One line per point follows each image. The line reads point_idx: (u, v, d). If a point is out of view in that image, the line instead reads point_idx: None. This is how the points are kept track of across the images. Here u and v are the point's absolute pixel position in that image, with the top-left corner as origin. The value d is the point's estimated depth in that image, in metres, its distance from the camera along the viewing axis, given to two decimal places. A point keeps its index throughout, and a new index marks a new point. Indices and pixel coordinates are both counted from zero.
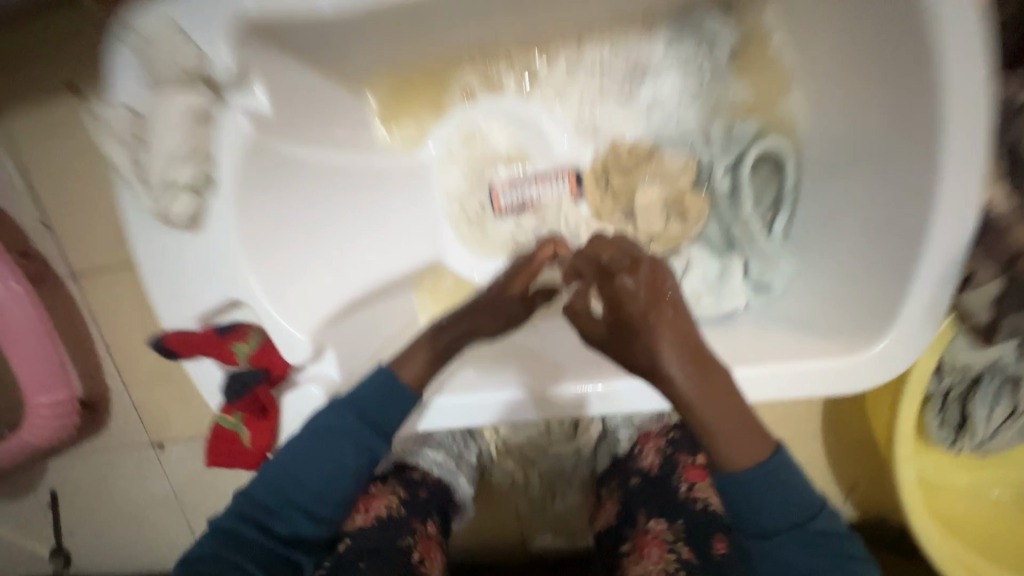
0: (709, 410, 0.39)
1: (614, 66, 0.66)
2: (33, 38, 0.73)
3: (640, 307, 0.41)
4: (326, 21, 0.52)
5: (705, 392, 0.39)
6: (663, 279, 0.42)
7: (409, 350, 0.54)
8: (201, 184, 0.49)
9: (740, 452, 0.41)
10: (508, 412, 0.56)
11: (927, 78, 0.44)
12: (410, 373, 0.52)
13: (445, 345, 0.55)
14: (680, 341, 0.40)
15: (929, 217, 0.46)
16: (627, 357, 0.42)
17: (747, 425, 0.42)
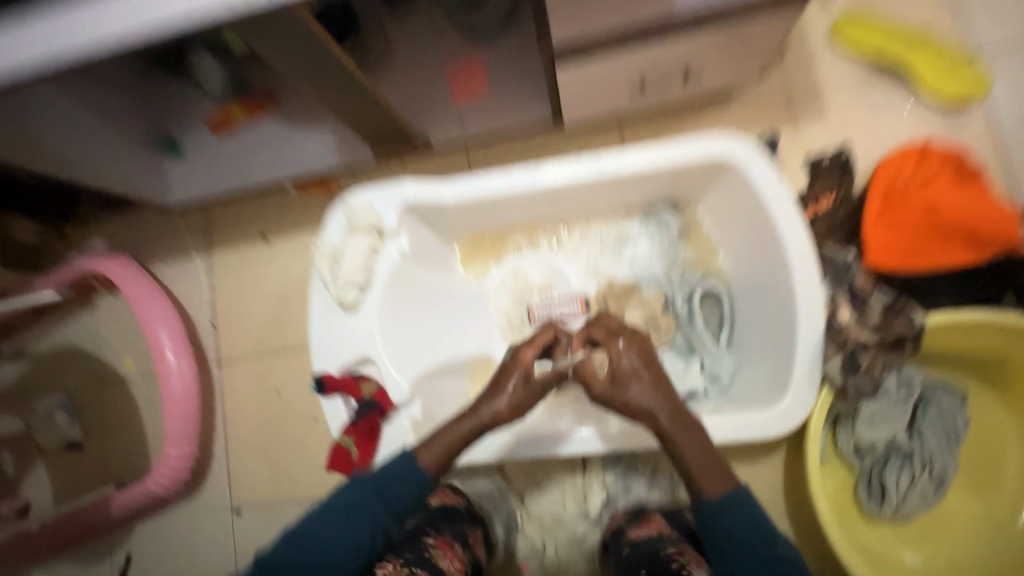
0: (687, 445, 0.62)
1: (608, 236, 1.01)
2: (253, 212, 1.22)
3: (634, 369, 0.67)
4: (447, 205, 0.89)
5: (683, 433, 0.63)
6: (640, 350, 0.68)
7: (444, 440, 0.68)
8: (365, 285, 0.85)
9: (710, 481, 0.60)
10: (543, 446, 0.81)
11: (779, 247, 0.80)
12: (426, 462, 0.67)
13: (464, 435, 0.69)
14: (662, 395, 0.65)
15: (794, 323, 0.77)
16: (629, 401, 0.66)
17: (712, 462, 0.61)
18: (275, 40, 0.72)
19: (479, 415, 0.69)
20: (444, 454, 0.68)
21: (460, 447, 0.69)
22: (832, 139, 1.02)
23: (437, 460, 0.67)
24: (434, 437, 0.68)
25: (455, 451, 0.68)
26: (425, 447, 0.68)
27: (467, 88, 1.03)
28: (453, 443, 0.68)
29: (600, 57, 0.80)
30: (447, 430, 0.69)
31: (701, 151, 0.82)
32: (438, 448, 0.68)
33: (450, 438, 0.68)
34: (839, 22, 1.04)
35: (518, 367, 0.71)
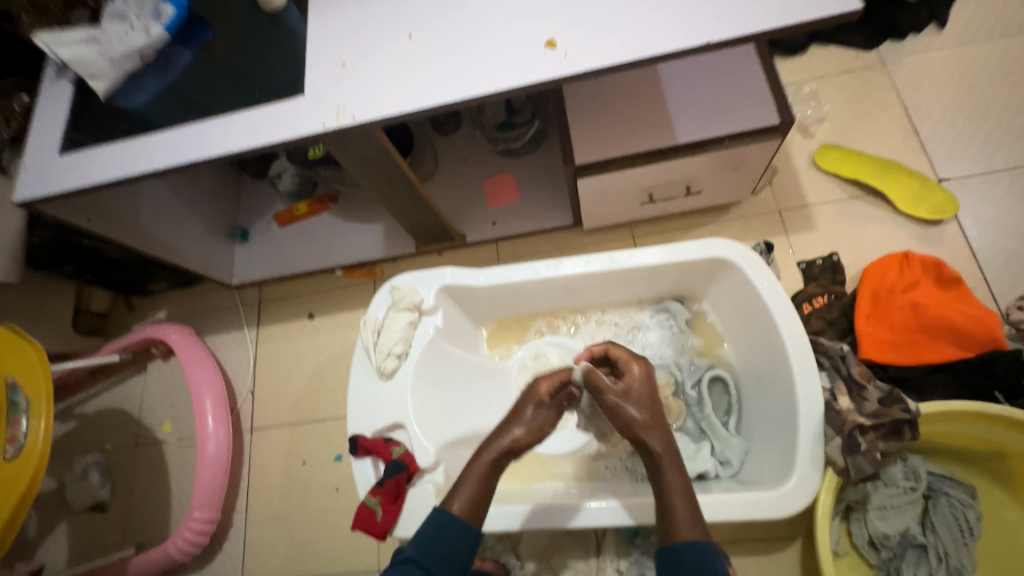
0: (670, 482, 0.63)
1: (622, 324, 1.11)
2: (301, 291, 1.35)
3: (638, 399, 0.69)
4: (479, 288, 1.00)
5: (670, 468, 0.64)
6: (648, 382, 0.72)
7: (473, 477, 0.65)
8: (402, 356, 0.92)
9: (687, 524, 0.60)
10: (553, 518, 0.80)
11: (776, 335, 0.87)
12: (458, 505, 0.63)
13: (489, 467, 0.66)
14: (661, 430, 0.67)
15: (795, 407, 0.82)
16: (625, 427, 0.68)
17: (691, 508, 0.61)
18: (356, 154, 0.90)
19: (497, 444, 0.68)
20: (477, 494, 0.64)
21: (489, 484, 0.66)
22: (822, 248, 1.16)
23: (470, 499, 0.63)
24: (463, 477, 0.65)
25: (484, 489, 0.65)
26: (456, 490, 0.64)
27: (500, 197, 1.28)
28: (483, 480, 0.65)
29: (617, 173, 0.97)
30: (472, 472, 0.66)
31: (703, 250, 0.93)
32: (470, 487, 0.64)
33: (478, 475, 0.65)
34: (819, 152, 1.22)
35: (530, 399, 0.73)
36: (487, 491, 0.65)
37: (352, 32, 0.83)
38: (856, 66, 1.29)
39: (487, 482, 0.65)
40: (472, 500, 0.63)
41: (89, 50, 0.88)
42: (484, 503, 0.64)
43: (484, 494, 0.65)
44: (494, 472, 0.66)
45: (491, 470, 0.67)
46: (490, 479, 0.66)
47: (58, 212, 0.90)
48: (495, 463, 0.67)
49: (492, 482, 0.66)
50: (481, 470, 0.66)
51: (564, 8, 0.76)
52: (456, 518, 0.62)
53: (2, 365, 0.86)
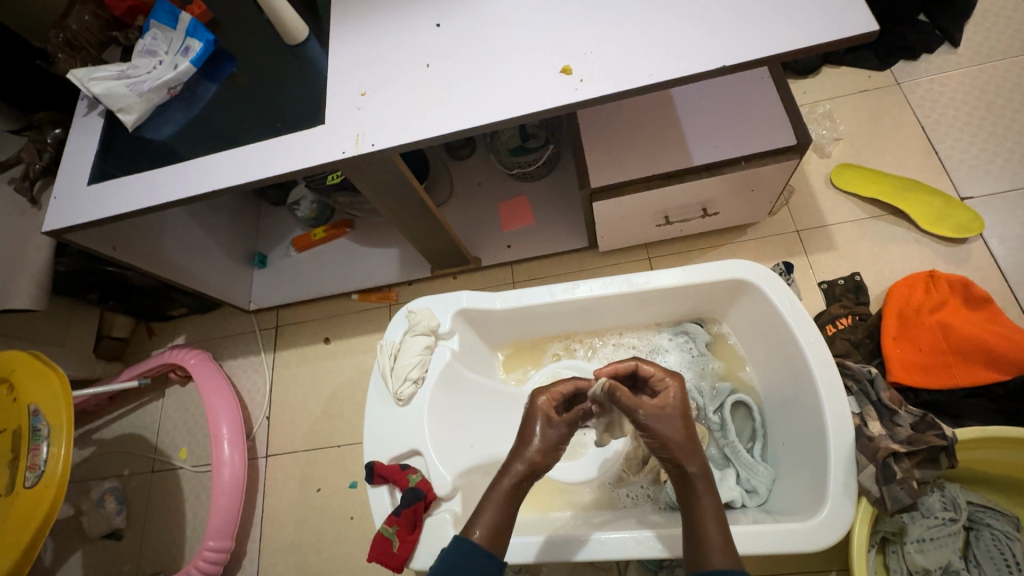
0: (703, 504, 0.63)
1: (640, 347, 1.09)
2: (317, 315, 1.36)
3: (674, 417, 0.68)
4: (495, 311, 0.99)
5: (705, 491, 0.63)
6: (683, 401, 0.70)
7: (492, 503, 0.64)
8: (418, 381, 0.91)
9: (720, 551, 0.58)
10: (567, 548, 0.76)
11: (800, 358, 0.85)
12: (480, 534, 0.61)
13: (510, 491, 0.65)
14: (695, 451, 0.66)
15: (824, 433, 0.79)
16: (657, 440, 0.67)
17: (724, 535, 0.60)
18: (374, 180, 0.92)
19: (515, 469, 0.66)
20: (496, 521, 0.62)
21: (511, 507, 0.64)
22: (843, 268, 1.14)
23: (492, 526, 0.61)
24: (482, 505, 0.63)
25: (505, 515, 0.63)
26: (475, 518, 0.63)
27: (515, 220, 1.29)
28: (504, 505, 0.64)
29: (633, 196, 0.97)
30: (491, 497, 0.64)
31: (721, 272, 0.92)
32: (492, 514, 0.62)
33: (498, 503, 0.64)
34: (837, 171, 1.21)
35: (537, 415, 0.71)
36: (507, 517, 0.63)
37: (371, 63, 0.85)
38: (869, 85, 1.29)
39: (507, 508, 0.64)
40: (494, 527, 0.62)
41: (121, 86, 0.91)
42: (505, 529, 0.62)
43: (504, 522, 0.63)
44: (516, 495, 0.65)
45: (512, 494, 0.65)
46: (510, 505, 0.64)
47: (85, 242, 0.92)
48: (516, 486, 0.66)
49: (512, 508, 0.64)
50: (500, 497, 0.64)
51: (579, 36, 0.78)
52: (477, 546, 0.59)
53: (26, 391, 0.87)
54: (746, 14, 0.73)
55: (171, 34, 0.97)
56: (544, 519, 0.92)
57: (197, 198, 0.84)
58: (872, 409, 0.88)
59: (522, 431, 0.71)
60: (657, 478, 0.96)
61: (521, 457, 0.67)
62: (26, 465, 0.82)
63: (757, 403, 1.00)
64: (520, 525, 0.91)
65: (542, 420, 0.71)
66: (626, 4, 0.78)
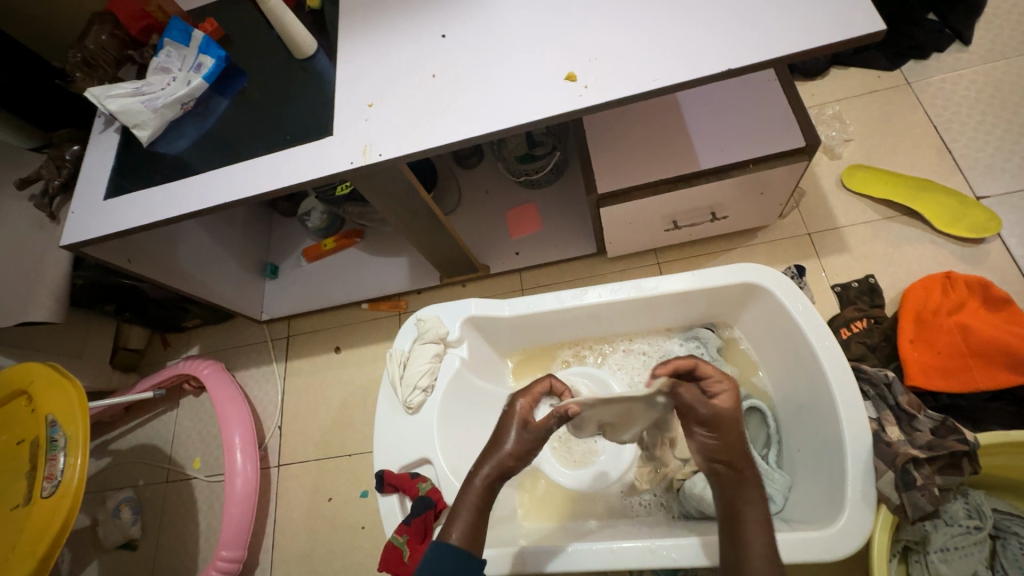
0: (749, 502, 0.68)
1: (651, 352, 1.08)
2: (328, 325, 1.37)
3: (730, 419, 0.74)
4: (504, 318, 0.99)
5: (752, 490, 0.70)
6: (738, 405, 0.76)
7: (468, 507, 0.67)
8: (428, 389, 0.91)
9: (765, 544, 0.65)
10: (569, 558, 0.75)
11: (814, 362, 0.84)
12: (457, 536, 0.65)
13: (482, 493, 0.69)
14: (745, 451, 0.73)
15: (840, 439, 0.78)
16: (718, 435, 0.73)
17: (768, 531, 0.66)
18: (383, 190, 0.93)
19: (487, 472, 0.70)
20: (472, 524, 0.67)
21: (482, 509, 0.68)
22: (857, 270, 1.12)
23: (468, 528, 0.66)
24: (459, 509, 0.68)
25: (480, 517, 0.67)
26: (452, 522, 0.67)
27: (522, 227, 1.29)
28: (478, 507, 0.68)
29: (641, 201, 0.96)
30: (468, 502, 0.68)
31: (732, 276, 0.90)
32: (468, 517, 0.67)
33: (472, 507, 0.68)
34: (848, 172, 1.20)
35: (513, 418, 0.76)
36: (481, 519, 0.67)
37: (378, 74, 0.86)
38: (880, 86, 1.28)
39: (480, 511, 0.68)
40: (470, 529, 0.66)
41: (136, 102, 0.94)
42: (480, 532, 0.67)
43: (478, 522, 0.67)
44: (488, 496, 0.69)
45: (484, 495, 0.70)
46: (483, 507, 0.68)
47: (101, 255, 0.94)
48: (489, 486, 0.70)
49: (486, 509, 0.68)
50: (474, 499, 0.68)
51: (583, 43, 0.78)
52: (456, 548, 0.64)
53: (43, 402, 0.89)
54: (751, 18, 0.73)
55: (184, 51, 0.99)
56: (553, 528, 0.92)
57: (210, 211, 0.85)
58: (889, 413, 0.86)
59: (496, 433, 0.75)
60: (670, 486, 0.95)
61: (489, 462, 0.71)
62: (44, 475, 0.83)
63: (771, 408, 0.98)
64: (529, 534, 0.90)
65: (518, 422, 0.75)
66: (629, 11, 0.78)
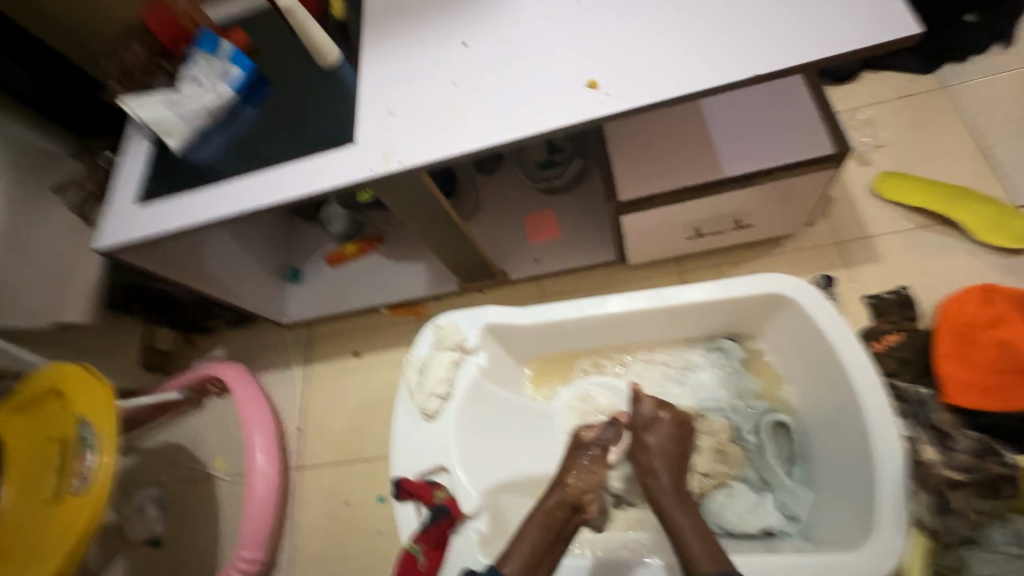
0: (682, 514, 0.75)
1: (671, 363, 1.05)
2: (348, 330, 1.39)
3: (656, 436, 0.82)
4: (523, 325, 0.98)
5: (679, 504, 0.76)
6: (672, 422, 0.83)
7: (532, 529, 0.74)
8: (445, 396, 0.91)
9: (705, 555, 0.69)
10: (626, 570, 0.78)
11: (843, 378, 0.81)
12: (510, 566, 0.71)
13: (544, 521, 0.75)
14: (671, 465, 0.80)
15: (872, 458, 0.75)
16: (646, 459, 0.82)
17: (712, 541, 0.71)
18: (403, 198, 0.94)
19: (552, 500, 0.78)
20: (530, 553, 0.72)
21: (552, 536, 0.74)
22: (889, 281, 1.08)
23: (523, 560, 0.71)
24: (518, 539, 0.73)
25: (538, 549, 0.73)
26: (510, 553, 0.73)
27: (542, 233, 1.28)
28: (537, 538, 0.73)
29: (662, 209, 0.94)
30: (529, 530, 0.74)
31: (756, 286, 0.88)
32: (522, 550, 0.72)
33: (532, 539, 0.73)
34: (879, 179, 1.16)
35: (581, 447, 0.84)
36: (538, 553, 0.72)
37: (399, 82, 0.86)
38: (913, 89, 1.24)
39: (539, 543, 0.73)
40: (524, 563, 0.71)
41: (165, 110, 0.97)
42: (538, 565, 0.72)
43: (537, 554, 0.72)
44: (550, 527, 0.75)
45: (547, 523, 0.75)
46: (544, 540, 0.73)
47: (131, 259, 0.97)
48: (554, 513, 0.76)
49: (547, 538, 0.74)
50: (534, 529, 0.74)
51: (605, 50, 0.77)
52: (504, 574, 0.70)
53: (77, 401, 0.91)
54: (776, 23, 0.71)
55: (212, 60, 1.01)
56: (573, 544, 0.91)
57: (236, 217, 0.87)
58: (924, 432, 0.83)
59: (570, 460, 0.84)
60: None
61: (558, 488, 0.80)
62: (75, 473, 0.86)
63: (797, 423, 0.95)
64: None
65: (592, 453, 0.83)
66: (649, 15, 0.77)
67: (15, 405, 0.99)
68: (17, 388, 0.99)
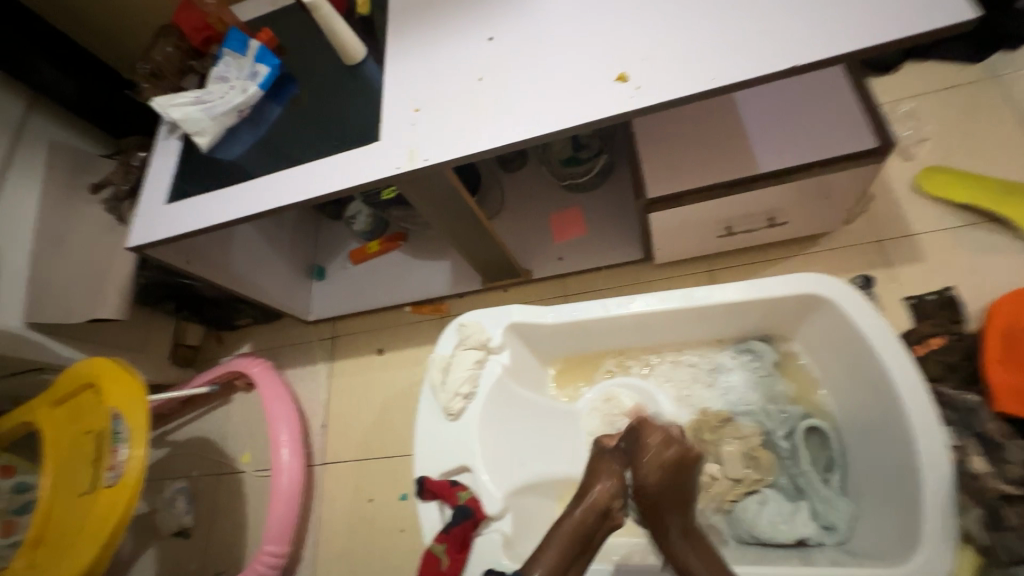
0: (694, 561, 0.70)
1: (700, 365, 1.02)
2: (372, 327, 1.39)
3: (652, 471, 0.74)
4: (547, 325, 0.97)
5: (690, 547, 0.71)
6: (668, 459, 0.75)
7: (562, 536, 0.72)
8: (469, 396, 0.90)
9: None
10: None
11: (884, 383, 0.77)
12: (538, 573, 0.70)
13: (574, 530, 0.72)
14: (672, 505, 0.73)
15: (916, 468, 0.71)
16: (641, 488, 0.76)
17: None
18: (429, 195, 0.93)
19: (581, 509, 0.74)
20: (557, 560, 0.70)
21: (580, 543, 0.72)
22: (934, 281, 1.03)
23: (550, 567, 0.70)
24: (545, 546, 0.72)
25: (566, 554, 0.71)
26: (536, 560, 0.71)
27: (567, 231, 1.27)
28: (563, 548, 0.71)
29: (692, 206, 0.91)
30: (557, 537, 0.72)
31: (791, 286, 0.85)
32: (548, 558, 0.71)
33: (560, 547, 0.71)
34: (923, 175, 1.11)
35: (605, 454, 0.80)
36: (563, 562, 0.71)
37: (425, 78, 0.86)
38: (961, 80, 1.18)
39: (565, 552, 0.71)
40: (550, 570, 0.70)
41: (197, 111, 0.98)
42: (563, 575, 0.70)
43: (564, 562, 0.71)
44: (579, 538, 0.72)
45: (578, 533, 0.72)
46: (573, 545, 0.72)
47: (163, 256, 0.98)
48: (584, 522, 0.73)
49: (576, 546, 0.72)
50: (563, 537, 0.72)
51: (635, 42, 0.75)
52: None
53: (110, 394, 0.93)
54: (816, 9, 0.68)
55: (241, 60, 1.02)
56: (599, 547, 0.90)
57: (263, 214, 0.88)
58: (974, 442, 0.78)
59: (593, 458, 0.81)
60: (720, 507, 0.90)
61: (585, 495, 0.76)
62: (107, 465, 0.88)
63: (833, 429, 0.92)
64: None
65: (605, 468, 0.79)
66: (681, 5, 0.75)
67: (52, 398, 1.01)
68: (55, 381, 1.02)
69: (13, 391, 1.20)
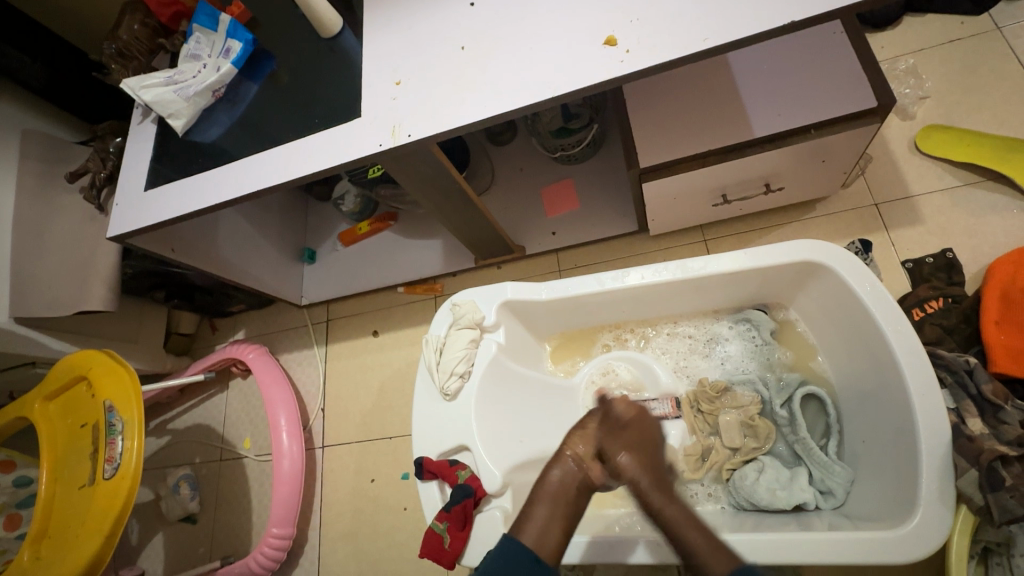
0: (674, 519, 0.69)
1: (697, 336, 1.02)
2: (364, 310, 1.38)
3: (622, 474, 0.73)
4: (542, 301, 0.95)
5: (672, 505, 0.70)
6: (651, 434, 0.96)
7: (549, 492, 0.70)
8: (465, 375, 0.89)
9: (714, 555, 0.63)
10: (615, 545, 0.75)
11: (881, 349, 0.76)
12: (527, 536, 0.64)
13: (556, 488, 0.71)
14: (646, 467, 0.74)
15: (915, 430, 0.71)
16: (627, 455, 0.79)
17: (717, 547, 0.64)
18: (416, 174, 0.90)
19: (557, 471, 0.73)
20: (544, 521, 0.66)
21: (567, 500, 0.70)
22: (932, 245, 1.01)
23: (539, 527, 0.65)
24: (529, 508, 0.68)
25: (555, 516, 0.67)
26: (524, 523, 0.66)
27: (559, 206, 1.24)
28: (551, 507, 0.68)
29: (686, 174, 0.89)
30: (539, 501, 0.69)
31: (788, 254, 0.83)
32: (539, 517, 0.67)
33: (547, 508, 0.68)
34: (922, 134, 1.08)
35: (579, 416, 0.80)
36: (550, 517, 0.67)
37: (407, 48, 0.82)
38: (962, 33, 1.14)
39: (553, 511, 0.68)
40: (541, 531, 0.65)
41: (169, 91, 0.93)
42: (550, 533, 0.65)
43: (550, 524, 0.66)
44: (564, 494, 0.70)
45: (561, 493, 0.71)
46: (560, 504, 0.69)
47: (146, 245, 0.96)
48: (564, 479, 0.72)
49: (561, 507, 0.69)
50: (548, 496, 0.69)
51: (623, 3, 0.71)
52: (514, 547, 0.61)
53: (105, 388, 0.92)
54: None
55: (213, 36, 0.98)
56: (601, 518, 0.91)
57: (244, 198, 0.85)
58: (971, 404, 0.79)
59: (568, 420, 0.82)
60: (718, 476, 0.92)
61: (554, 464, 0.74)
62: (105, 457, 0.87)
63: (831, 396, 0.92)
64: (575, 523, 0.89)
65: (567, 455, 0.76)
66: None
67: (45, 392, 1.00)
68: (48, 375, 1.00)
69: (8, 386, 1.19)
